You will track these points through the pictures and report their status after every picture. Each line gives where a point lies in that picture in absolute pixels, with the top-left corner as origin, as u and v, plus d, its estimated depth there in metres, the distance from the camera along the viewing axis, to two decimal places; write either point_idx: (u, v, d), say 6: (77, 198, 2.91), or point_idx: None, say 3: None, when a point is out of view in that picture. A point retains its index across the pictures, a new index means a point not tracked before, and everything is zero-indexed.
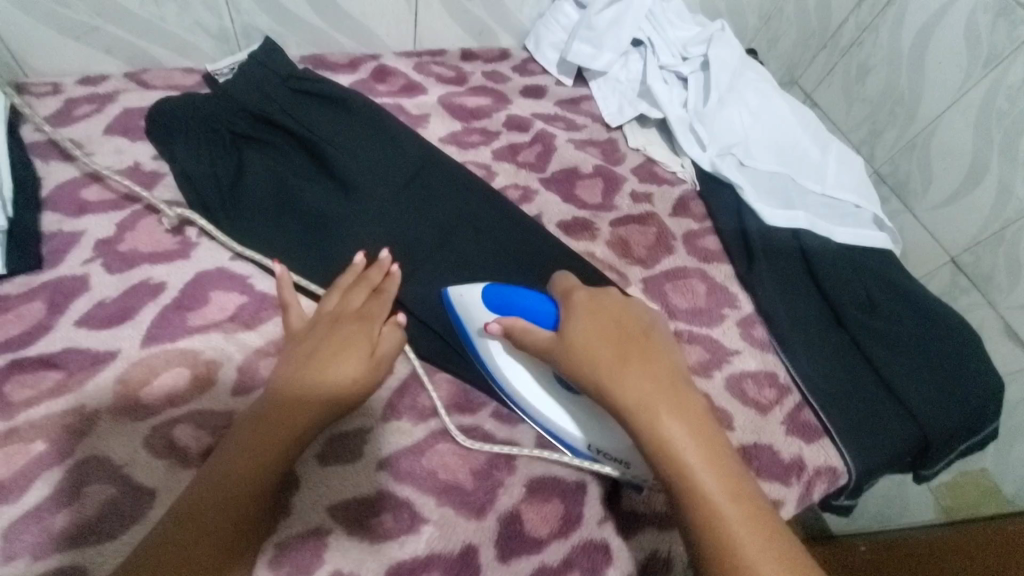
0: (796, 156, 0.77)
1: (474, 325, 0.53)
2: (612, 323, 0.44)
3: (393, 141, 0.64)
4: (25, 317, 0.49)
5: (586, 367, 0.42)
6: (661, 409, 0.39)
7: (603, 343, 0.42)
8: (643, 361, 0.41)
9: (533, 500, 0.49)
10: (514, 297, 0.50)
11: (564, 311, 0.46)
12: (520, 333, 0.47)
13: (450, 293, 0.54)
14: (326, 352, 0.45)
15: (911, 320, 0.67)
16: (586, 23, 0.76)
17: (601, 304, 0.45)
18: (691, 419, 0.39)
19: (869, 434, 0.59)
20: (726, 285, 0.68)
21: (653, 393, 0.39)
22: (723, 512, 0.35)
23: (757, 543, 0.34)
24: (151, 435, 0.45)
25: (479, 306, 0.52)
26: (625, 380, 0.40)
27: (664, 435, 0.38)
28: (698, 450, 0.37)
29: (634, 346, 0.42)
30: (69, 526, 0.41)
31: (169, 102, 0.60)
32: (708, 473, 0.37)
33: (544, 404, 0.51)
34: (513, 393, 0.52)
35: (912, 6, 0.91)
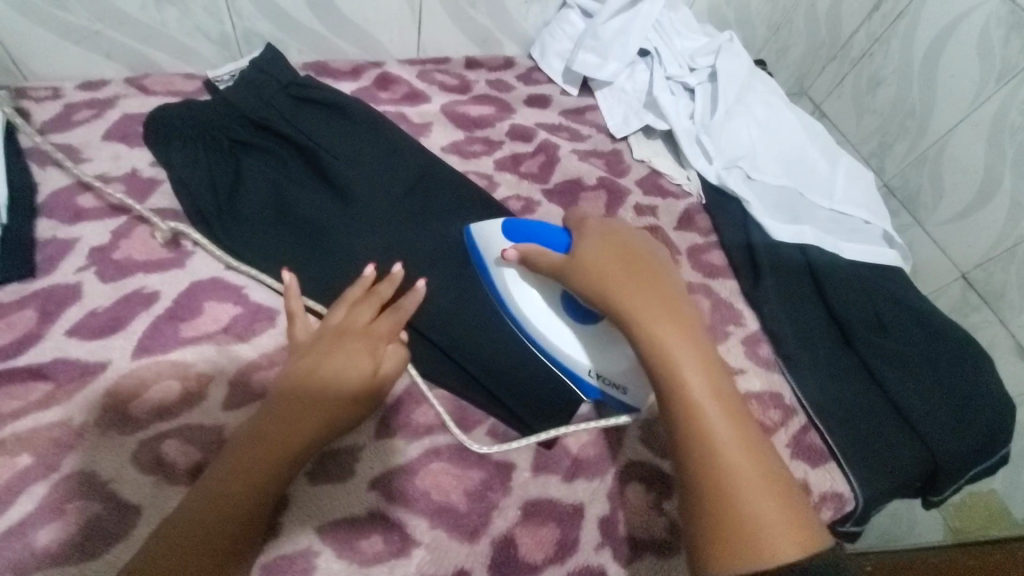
0: (804, 170, 0.76)
1: (491, 255, 0.55)
2: (625, 252, 0.48)
3: (395, 150, 0.63)
4: (16, 326, 0.49)
5: (592, 280, 0.46)
6: (654, 314, 0.43)
7: (614, 267, 0.46)
8: (646, 277, 0.46)
9: (528, 523, 0.47)
10: (532, 226, 0.53)
11: (577, 238, 0.50)
12: (533, 255, 0.50)
13: (472, 229, 0.57)
14: (327, 371, 0.43)
15: (920, 341, 0.65)
16: (592, 33, 0.75)
17: (614, 236, 0.49)
18: (680, 323, 0.43)
19: (877, 459, 0.57)
20: (731, 301, 0.67)
21: (659, 312, 0.43)
22: (706, 412, 0.39)
23: (725, 427, 0.39)
24: (139, 449, 0.44)
25: (497, 236, 0.55)
26: (627, 291, 0.44)
27: (652, 330, 0.42)
28: (685, 349, 0.42)
29: (645, 274, 0.46)
30: (52, 544, 0.40)
31: (169, 109, 0.59)
32: (699, 381, 0.40)
33: (551, 330, 0.53)
34: (522, 318, 0.54)
35: (923, 18, 0.90)
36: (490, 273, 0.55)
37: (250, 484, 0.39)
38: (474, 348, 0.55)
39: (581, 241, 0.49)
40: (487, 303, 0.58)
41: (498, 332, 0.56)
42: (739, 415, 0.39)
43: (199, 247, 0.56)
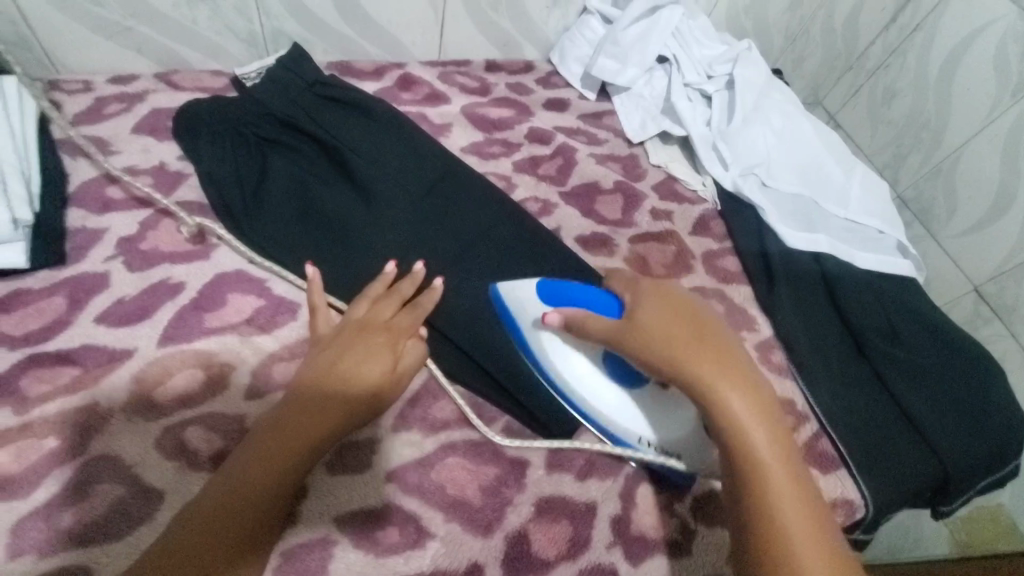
0: (820, 178, 0.76)
1: (525, 318, 0.52)
2: (700, 319, 0.44)
3: (416, 150, 0.64)
4: (45, 312, 0.50)
5: (657, 344, 0.42)
6: (729, 391, 0.40)
7: (690, 338, 0.42)
8: (717, 346, 0.42)
9: (541, 519, 0.48)
10: (572, 290, 0.49)
11: (632, 298, 0.46)
12: (582, 322, 0.46)
13: (500, 287, 0.54)
14: (348, 363, 0.44)
15: (933, 352, 0.65)
16: (612, 39, 0.76)
17: (681, 298, 0.45)
18: (755, 401, 0.40)
19: (888, 468, 0.58)
20: (745, 307, 0.67)
21: (741, 399, 0.40)
22: (792, 522, 0.36)
23: (802, 522, 0.36)
24: (162, 435, 0.45)
25: (532, 299, 0.51)
26: (700, 363, 0.41)
27: (730, 410, 0.39)
28: (762, 431, 0.39)
29: (716, 342, 0.42)
30: (76, 525, 0.41)
31: (197, 104, 0.60)
32: (790, 495, 0.37)
33: (597, 396, 0.51)
34: (564, 384, 0.52)
35: (941, 31, 0.90)
36: (525, 337, 0.53)
37: (270, 475, 0.39)
38: (490, 346, 0.55)
39: (637, 302, 0.45)
40: None
41: None
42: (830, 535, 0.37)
43: (223, 241, 0.57)
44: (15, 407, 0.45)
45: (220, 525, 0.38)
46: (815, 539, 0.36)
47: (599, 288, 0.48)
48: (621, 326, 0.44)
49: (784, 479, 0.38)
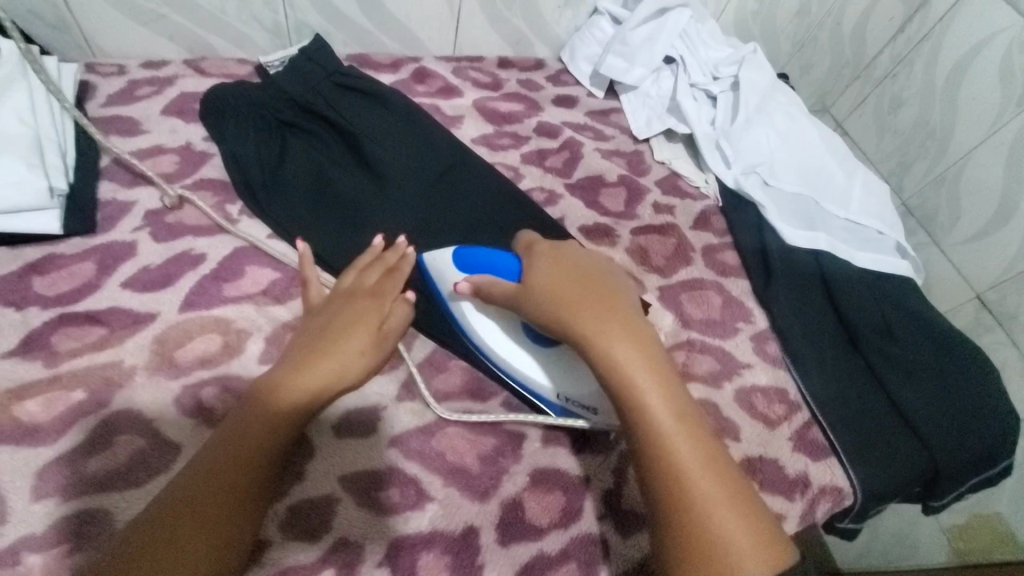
0: (822, 178, 0.78)
1: (446, 286, 0.55)
2: (588, 279, 0.46)
3: (427, 139, 0.67)
4: (77, 275, 0.53)
5: (545, 304, 0.45)
6: (611, 337, 0.42)
7: (578, 298, 0.44)
8: (599, 297, 0.45)
9: (535, 489, 0.50)
10: (482, 257, 0.53)
11: (530, 265, 0.49)
12: (488, 288, 0.50)
13: (424, 257, 0.58)
14: (332, 332, 0.46)
15: (927, 349, 0.67)
16: (620, 39, 0.78)
17: (573, 262, 0.48)
18: (637, 343, 0.42)
19: (876, 457, 0.59)
20: (742, 300, 0.69)
21: (622, 344, 0.42)
22: (680, 454, 0.38)
23: (691, 452, 0.38)
24: (181, 393, 0.48)
25: (450, 268, 0.55)
26: (582, 315, 0.43)
27: (612, 357, 0.41)
28: (645, 373, 0.41)
29: (598, 294, 0.45)
30: (98, 471, 0.44)
31: (223, 88, 0.64)
32: (677, 431, 0.39)
33: (511, 355, 0.53)
34: (483, 346, 0.54)
35: (948, 41, 0.92)
36: (448, 304, 0.56)
37: (278, 423, 0.41)
38: None
39: (533, 268, 0.48)
40: None
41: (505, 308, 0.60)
42: (724, 466, 0.39)
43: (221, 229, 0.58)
44: (46, 361, 0.48)
45: (230, 477, 0.38)
46: (701, 467, 0.38)
47: (505, 254, 0.52)
48: (521, 292, 0.47)
49: (673, 422, 0.39)
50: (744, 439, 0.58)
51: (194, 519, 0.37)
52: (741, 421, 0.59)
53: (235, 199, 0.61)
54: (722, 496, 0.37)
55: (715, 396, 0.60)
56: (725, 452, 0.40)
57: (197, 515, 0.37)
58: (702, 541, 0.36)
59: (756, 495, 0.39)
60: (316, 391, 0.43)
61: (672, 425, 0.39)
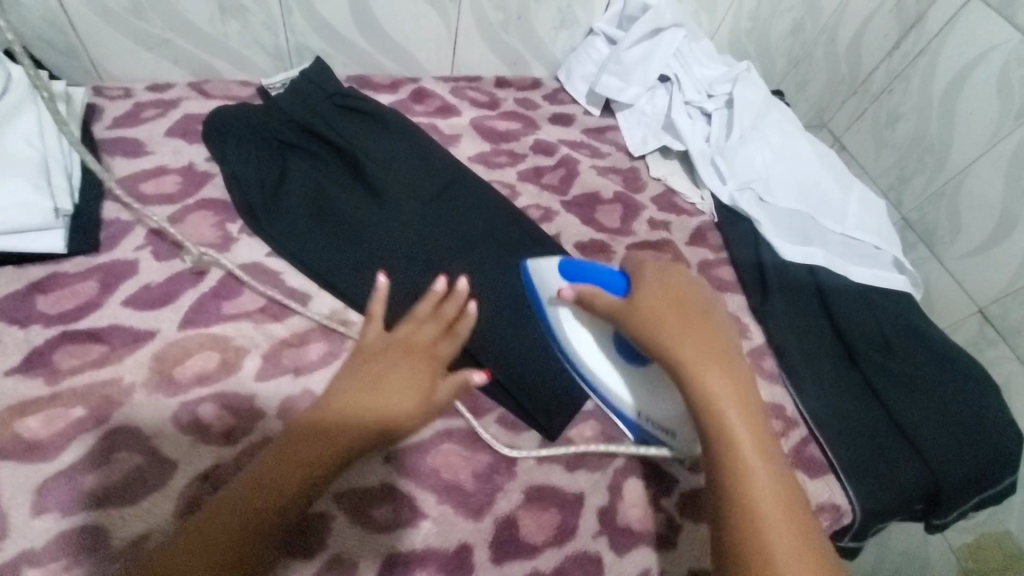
0: (817, 194, 0.78)
1: (547, 293, 0.56)
2: (695, 312, 0.45)
3: (425, 157, 0.69)
4: (79, 294, 0.54)
5: (649, 326, 0.44)
6: (710, 372, 0.41)
7: (678, 327, 0.43)
8: (703, 331, 0.43)
9: (530, 506, 0.50)
10: (588, 268, 0.51)
11: (634, 284, 0.47)
12: (589, 299, 0.49)
13: (529, 264, 0.58)
14: (381, 389, 0.46)
15: (925, 364, 0.67)
16: (615, 58, 0.80)
17: (682, 290, 0.46)
18: (737, 384, 0.41)
19: (874, 474, 0.59)
20: (738, 315, 0.69)
21: (722, 381, 0.41)
22: (763, 501, 0.36)
23: (776, 505, 0.36)
24: (179, 410, 0.49)
25: (552, 274, 0.55)
26: (683, 343, 0.42)
27: (710, 389, 0.40)
28: (739, 413, 0.39)
29: (704, 328, 0.44)
30: (96, 487, 0.44)
31: (226, 110, 0.65)
32: (766, 479, 0.37)
33: (601, 367, 0.55)
34: (575, 355, 0.56)
35: (943, 57, 0.93)
36: (546, 312, 0.57)
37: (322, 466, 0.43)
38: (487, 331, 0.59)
39: (639, 288, 0.47)
40: (502, 300, 0.61)
41: (515, 330, 0.60)
42: (812, 534, 0.35)
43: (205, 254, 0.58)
44: (48, 377, 0.49)
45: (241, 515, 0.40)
46: (788, 524, 0.35)
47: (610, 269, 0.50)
48: (622, 310, 0.46)
49: (763, 471, 0.37)
50: None
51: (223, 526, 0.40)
52: None
53: (235, 218, 0.62)
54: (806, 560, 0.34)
55: None
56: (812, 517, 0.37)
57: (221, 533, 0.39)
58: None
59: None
60: (358, 438, 0.44)
61: (760, 473, 0.37)
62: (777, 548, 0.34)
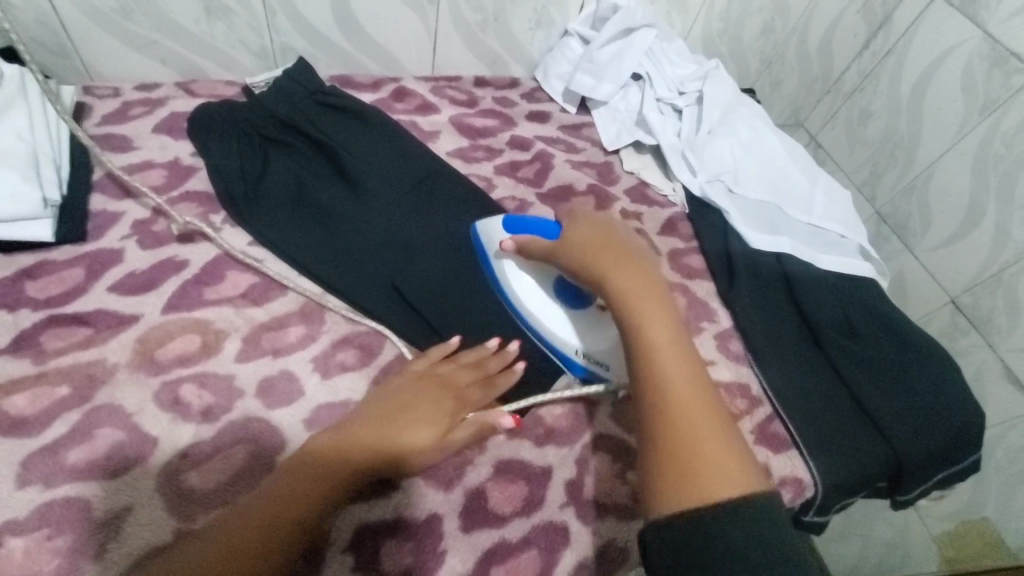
0: (784, 186, 0.81)
1: (492, 246, 0.62)
2: (621, 244, 0.52)
3: (404, 151, 0.71)
4: (65, 280, 0.56)
5: (576, 252, 0.52)
6: (625, 278, 0.48)
7: (606, 255, 0.50)
8: (622, 252, 0.50)
9: (499, 479, 0.52)
10: (527, 222, 0.59)
11: (569, 224, 0.55)
12: (528, 246, 0.56)
13: (478, 226, 0.64)
14: (409, 420, 0.49)
15: (888, 345, 0.69)
16: (588, 57, 0.83)
17: (608, 225, 0.54)
18: (650, 286, 0.47)
19: (836, 449, 0.61)
20: (706, 300, 0.71)
21: (636, 283, 0.47)
22: (671, 375, 0.42)
23: (682, 378, 0.42)
24: (161, 389, 0.51)
25: (497, 230, 0.61)
26: (603, 260, 0.50)
27: (624, 290, 0.47)
28: (652, 308, 0.46)
29: (625, 250, 0.51)
30: (78, 461, 0.46)
31: (212, 107, 0.68)
32: (673, 358, 0.43)
33: (544, 313, 0.59)
34: (517, 302, 0.60)
35: (910, 56, 0.96)
36: (491, 263, 0.62)
37: (345, 478, 0.45)
38: (459, 314, 0.61)
39: (571, 225, 0.54)
40: (475, 285, 0.64)
41: (487, 314, 0.62)
42: (715, 409, 0.41)
43: (196, 233, 0.62)
44: (34, 359, 0.51)
45: (274, 531, 0.41)
46: (691, 393, 0.41)
47: (549, 220, 0.58)
48: (556, 246, 0.53)
49: (680, 371, 0.42)
50: None
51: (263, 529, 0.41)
52: None
53: (218, 210, 0.64)
54: (702, 420, 0.40)
55: None
56: (716, 394, 0.42)
57: (249, 552, 0.40)
58: (684, 472, 0.38)
59: (748, 454, 0.40)
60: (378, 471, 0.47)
61: (672, 357, 0.43)
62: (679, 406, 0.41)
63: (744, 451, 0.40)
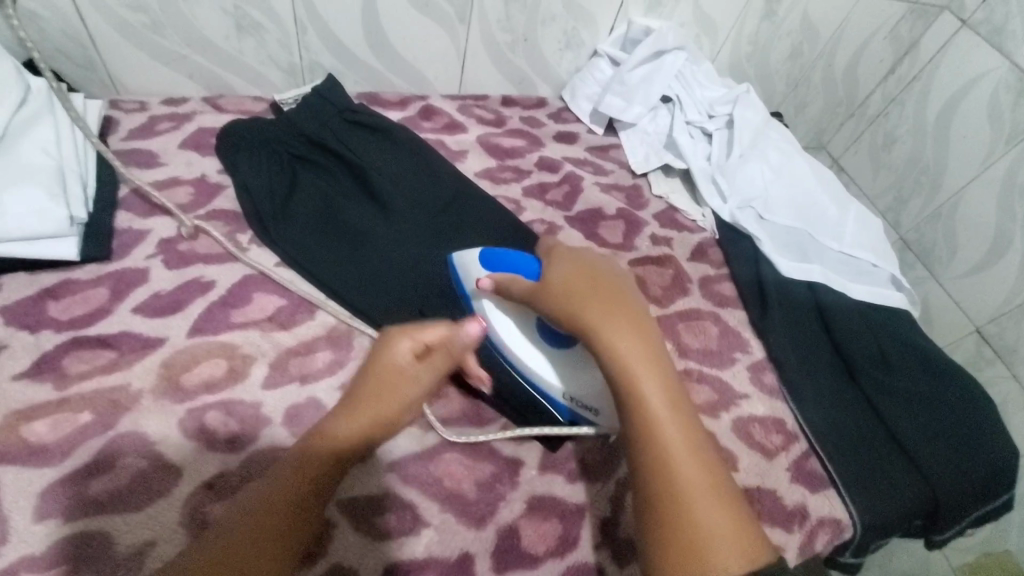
0: (815, 213, 0.79)
1: (469, 282, 0.57)
2: (607, 285, 0.47)
3: (433, 172, 0.70)
4: (90, 300, 0.55)
5: (558, 300, 0.47)
6: (614, 331, 0.44)
7: (593, 301, 0.45)
8: (609, 297, 0.46)
9: (532, 516, 0.50)
10: (505, 257, 0.55)
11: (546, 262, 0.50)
12: (506, 286, 0.51)
13: (453, 257, 0.59)
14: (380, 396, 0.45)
15: (921, 379, 0.67)
16: (618, 79, 0.82)
17: (588, 262, 0.49)
18: (640, 335, 0.44)
19: (874, 487, 0.59)
20: (739, 330, 0.70)
21: (628, 339, 0.43)
22: (670, 441, 0.40)
23: (679, 442, 0.40)
24: (186, 416, 0.49)
25: (475, 265, 0.57)
26: (587, 308, 0.45)
27: (616, 348, 0.43)
28: (645, 364, 0.42)
29: (611, 293, 0.46)
30: (100, 492, 0.44)
31: (240, 124, 0.67)
32: (669, 420, 0.40)
33: (527, 355, 0.55)
34: (497, 342, 0.55)
35: (937, 82, 0.96)
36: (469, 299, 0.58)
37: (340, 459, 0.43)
38: None
39: (549, 266, 0.49)
40: None
41: None
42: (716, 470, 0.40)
43: (202, 230, 0.62)
44: (56, 383, 0.49)
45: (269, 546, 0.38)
46: (691, 458, 0.39)
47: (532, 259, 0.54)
48: (536, 290, 0.49)
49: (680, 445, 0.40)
50: (742, 469, 0.58)
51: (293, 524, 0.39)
52: (738, 450, 0.59)
53: (246, 229, 0.63)
54: (703, 486, 0.38)
55: (712, 426, 0.60)
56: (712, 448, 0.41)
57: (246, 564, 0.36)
58: (692, 547, 0.36)
59: (750, 513, 0.39)
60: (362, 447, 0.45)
61: (668, 417, 0.40)
62: (680, 475, 0.39)
63: (748, 514, 0.39)
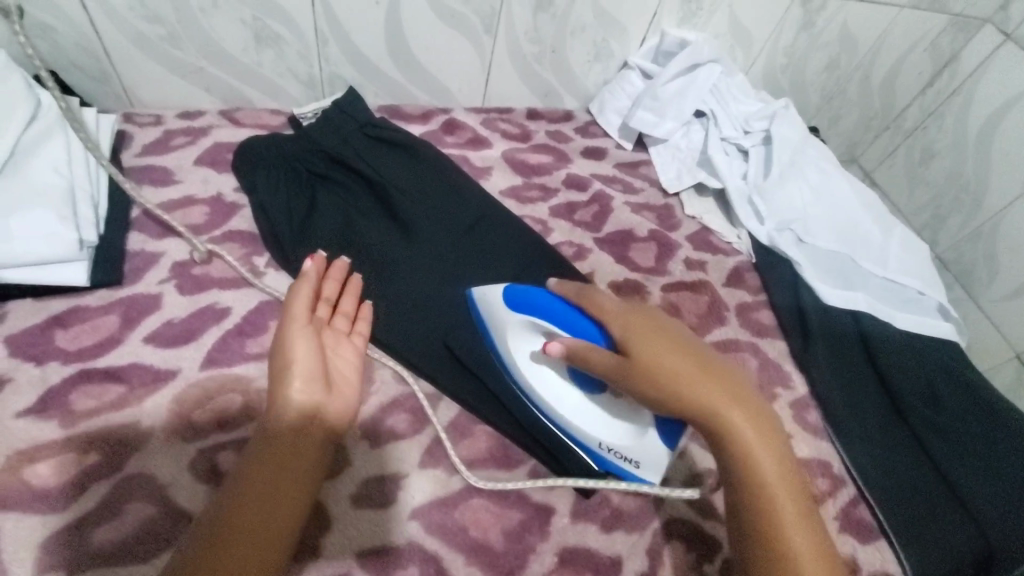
0: (857, 236, 0.75)
1: (494, 320, 0.54)
2: (704, 357, 0.44)
3: (457, 191, 0.67)
4: (100, 329, 0.52)
5: (656, 371, 0.42)
6: (729, 411, 0.41)
7: (699, 377, 0.42)
8: (714, 371, 0.43)
9: (564, 571, 0.47)
10: (538, 301, 0.49)
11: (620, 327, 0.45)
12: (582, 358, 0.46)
13: (473, 292, 0.56)
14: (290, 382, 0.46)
15: (980, 421, 0.62)
16: (650, 93, 0.78)
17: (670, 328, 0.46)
18: (752, 414, 0.41)
19: (929, 539, 0.54)
20: (779, 363, 0.66)
21: (743, 419, 0.41)
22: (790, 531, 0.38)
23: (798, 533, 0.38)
24: (197, 457, 0.46)
25: (499, 302, 0.53)
26: (696, 383, 0.42)
27: (732, 427, 0.41)
28: (762, 448, 0.40)
29: (714, 366, 0.43)
30: (106, 543, 0.41)
31: (257, 140, 0.64)
32: (787, 508, 0.39)
33: (559, 401, 0.52)
34: (527, 387, 0.53)
35: (979, 95, 0.91)
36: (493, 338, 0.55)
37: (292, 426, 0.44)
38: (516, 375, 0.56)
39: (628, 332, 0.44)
40: None
41: None
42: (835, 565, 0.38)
43: (220, 256, 0.59)
44: (62, 420, 0.47)
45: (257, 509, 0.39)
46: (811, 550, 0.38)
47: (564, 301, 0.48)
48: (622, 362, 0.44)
49: (802, 538, 0.38)
50: None
51: (272, 504, 0.40)
52: None
53: (263, 251, 0.61)
54: None
55: None
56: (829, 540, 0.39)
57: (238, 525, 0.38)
58: None
59: None
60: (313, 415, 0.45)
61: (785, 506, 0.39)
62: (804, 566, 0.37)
63: None
